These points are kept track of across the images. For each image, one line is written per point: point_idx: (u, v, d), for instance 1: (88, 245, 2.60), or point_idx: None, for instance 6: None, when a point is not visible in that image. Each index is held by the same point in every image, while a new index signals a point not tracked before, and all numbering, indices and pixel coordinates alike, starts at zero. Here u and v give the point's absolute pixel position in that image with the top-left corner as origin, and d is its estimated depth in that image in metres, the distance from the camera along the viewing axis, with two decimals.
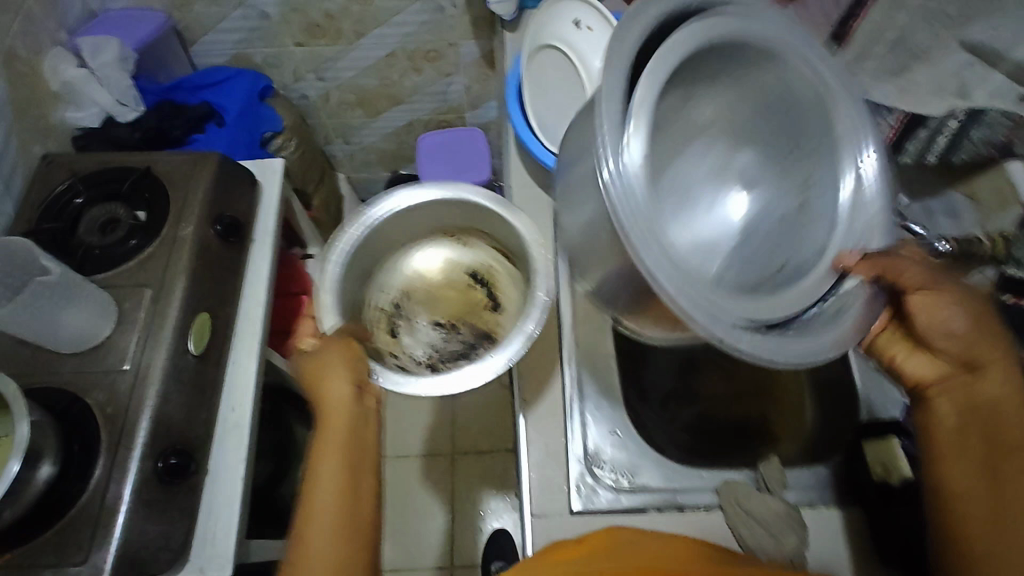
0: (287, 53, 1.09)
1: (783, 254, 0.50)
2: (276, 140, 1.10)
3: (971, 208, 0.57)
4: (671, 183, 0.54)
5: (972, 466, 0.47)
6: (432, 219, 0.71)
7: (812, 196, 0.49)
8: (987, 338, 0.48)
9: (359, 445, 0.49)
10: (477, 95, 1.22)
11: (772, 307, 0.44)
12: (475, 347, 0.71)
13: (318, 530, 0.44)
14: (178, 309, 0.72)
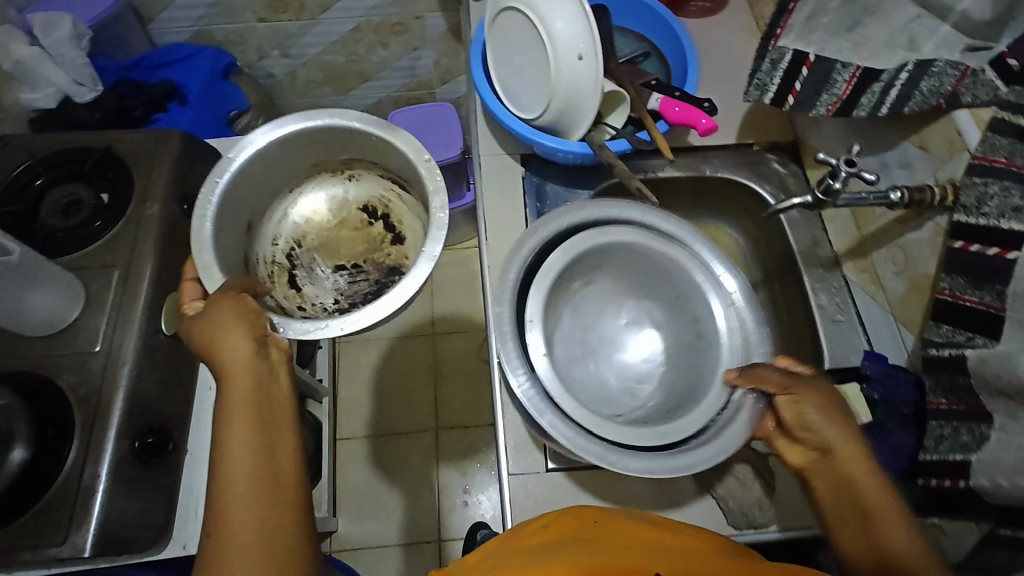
0: (249, 29, 1.06)
1: (692, 374, 0.60)
2: (242, 119, 1.08)
3: (922, 158, 0.58)
4: (592, 342, 0.67)
5: (855, 536, 0.45)
6: (305, 159, 0.69)
7: (702, 327, 0.61)
8: (842, 423, 0.49)
9: (267, 398, 0.48)
10: (446, 69, 1.21)
11: (678, 427, 0.53)
12: (383, 282, 0.73)
13: (237, 494, 0.43)
14: (147, 290, 0.72)
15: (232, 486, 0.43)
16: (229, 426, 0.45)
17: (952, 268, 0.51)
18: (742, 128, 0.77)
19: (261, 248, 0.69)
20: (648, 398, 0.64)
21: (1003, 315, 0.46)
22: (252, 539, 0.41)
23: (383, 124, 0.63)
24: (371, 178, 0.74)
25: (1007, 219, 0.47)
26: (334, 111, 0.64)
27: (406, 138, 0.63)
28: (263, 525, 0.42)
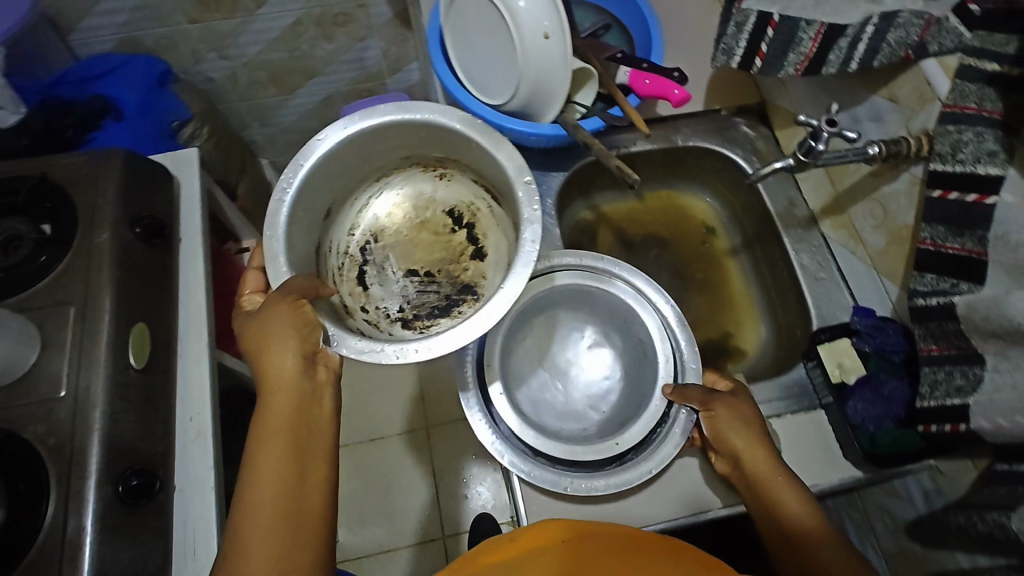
0: (181, 32, 0.99)
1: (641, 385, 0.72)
2: (185, 129, 1.01)
3: (894, 111, 0.58)
4: (552, 365, 0.76)
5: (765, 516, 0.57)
6: (400, 147, 0.68)
7: (645, 345, 0.72)
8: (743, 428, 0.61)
9: (304, 422, 0.51)
10: (396, 58, 1.16)
11: (626, 437, 0.66)
12: (452, 299, 0.70)
13: (257, 518, 0.47)
14: (110, 324, 0.67)
15: (256, 508, 0.47)
16: (259, 452, 0.49)
17: (933, 218, 0.52)
18: (710, 94, 0.76)
19: (335, 236, 0.71)
20: (605, 411, 0.74)
21: (984, 260, 0.47)
22: (266, 563, 0.45)
23: (487, 129, 0.60)
24: (463, 181, 0.73)
25: (983, 164, 0.47)
26: (432, 106, 0.61)
27: (505, 152, 0.59)
28: (276, 553, 0.46)
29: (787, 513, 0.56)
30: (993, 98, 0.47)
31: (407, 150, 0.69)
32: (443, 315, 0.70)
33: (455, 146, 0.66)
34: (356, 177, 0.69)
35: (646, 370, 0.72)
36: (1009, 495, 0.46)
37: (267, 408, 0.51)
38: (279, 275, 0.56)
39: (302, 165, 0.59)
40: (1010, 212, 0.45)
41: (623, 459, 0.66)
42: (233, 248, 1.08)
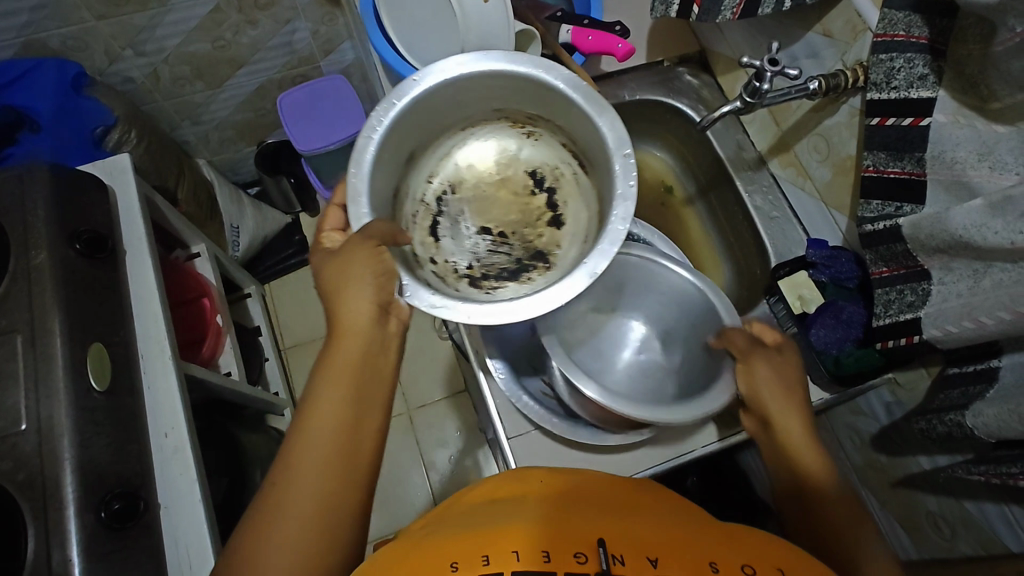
0: (89, 29, 0.92)
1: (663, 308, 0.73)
2: (111, 136, 0.96)
3: (828, 45, 0.59)
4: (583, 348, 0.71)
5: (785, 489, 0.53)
6: (489, 100, 0.67)
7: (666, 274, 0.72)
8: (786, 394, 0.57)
9: (364, 373, 0.52)
10: (326, 38, 1.12)
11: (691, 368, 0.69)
12: (523, 263, 0.69)
13: (312, 456, 0.47)
14: (63, 348, 0.64)
15: (307, 446, 0.47)
16: (323, 389, 0.50)
17: (874, 145, 0.54)
18: (649, 46, 0.77)
19: (415, 183, 0.71)
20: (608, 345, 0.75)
21: (924, 180, 0.51)
22: (317, 501, 0.45)
23: (590, 94, 0.58)
24: (551, 143, 0.71)
25: (916, 88, 0.50)
26: (539, 61, 0.60)
27: (609, 119, 0.58)
28: (325, 495, 0.46)
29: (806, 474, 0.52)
30: (920, 24, 0.49)
31: (500, 102, 0.67)
32: (511, 280, 0.69)
33: (550, 104, 0.63)
34: (445, 122, 0.68)
35: (703, 329, 0.70)
36: (962, 396, 0.50)
37: (335, 352, 0.53)
38: (360, 216, 0.58)
39: (394, 103, 0.59)
40: (944, 131, 0.48)
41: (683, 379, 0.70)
42: (183, 256, 1.04)
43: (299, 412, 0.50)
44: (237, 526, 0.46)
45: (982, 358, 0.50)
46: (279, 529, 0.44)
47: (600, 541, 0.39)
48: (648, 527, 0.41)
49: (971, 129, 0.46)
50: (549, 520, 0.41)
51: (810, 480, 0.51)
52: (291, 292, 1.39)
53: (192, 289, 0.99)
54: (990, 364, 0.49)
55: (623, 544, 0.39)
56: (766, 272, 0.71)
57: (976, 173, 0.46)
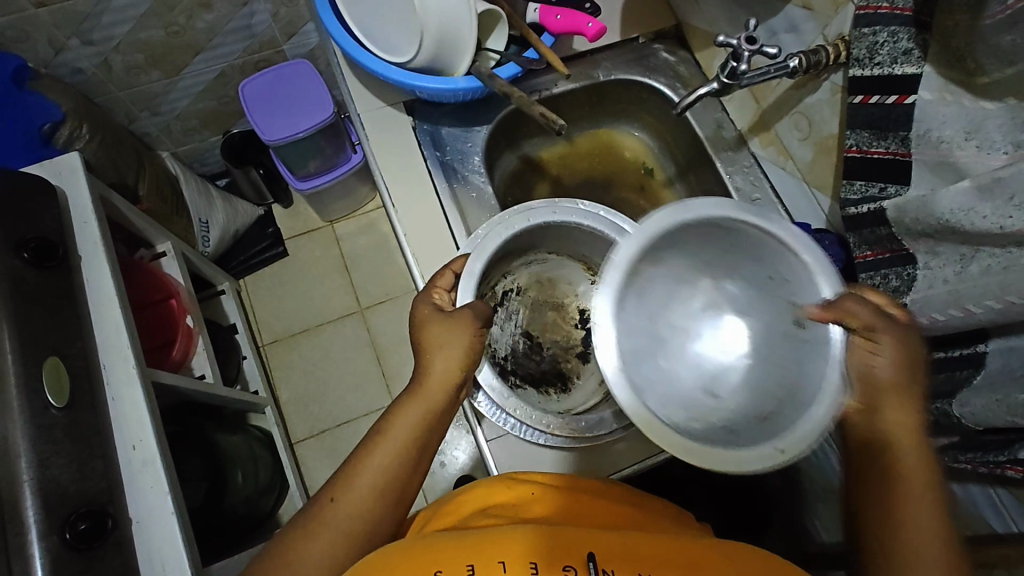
0: (28, 18, 0.86)
1: (770, 279, 0.56)
2: (61, 131, 0.90)
3: (809, 18, 0.56)
4: (644, 332, 0.57)
5: (868, 490, 0.48)
6: (582, 244, 0.77)
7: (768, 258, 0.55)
8: (902, 388, 0.47)
9: (428, 431, 0.53)
10: (287, 20, 1.07)
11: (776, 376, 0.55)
12: (546, 379, 0.78)
13: (372, 474, 0.50)
14: (15, 365, 0.61)
15: (358, 482, 0.50)
16: (400, 419, 0.52)
17: (856, 124, 0.52)
18: (624, 21, 0.73)
19: (495, 274, 0.78)
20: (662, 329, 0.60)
21: (909, 161, 0.48)
22: (360, 513, 0.49)
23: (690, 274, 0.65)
24: None
25: (900, 64, 0.48)
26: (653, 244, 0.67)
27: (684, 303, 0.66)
28: (365, 509, 0.49)
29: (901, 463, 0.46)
30: None
31: (590, 249, 0.78)
32: (530, 385, 0.77)
33: None
34: (545, 241, 0.78)
35: (783, 288, 0.55)
36: (947, 381, 0.49)
37: (407, 403, 0.53)
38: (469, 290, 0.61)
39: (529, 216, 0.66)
40: (929, 109, 0.46)
41: (761, 390, 0.56)
42: (148, 256, 1.00)
43: (377, 427, 0.53)
44: (280, 531, 0.49)
45: (968, 341, 0.48)
46: (324, 519, 0.48)
47: (591, 555, 0.41)
48: (634, 543, 0.43)
49: (957, 106, 0.44)
50: (545, 530, 0.43)
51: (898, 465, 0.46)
52: (268, 286, 1.35)
53: (158, 290, 0.96)
54: (975, 349, 0.47)
55: (615, 560, 0.41)
56: None
57: (963, 152, 0.44)
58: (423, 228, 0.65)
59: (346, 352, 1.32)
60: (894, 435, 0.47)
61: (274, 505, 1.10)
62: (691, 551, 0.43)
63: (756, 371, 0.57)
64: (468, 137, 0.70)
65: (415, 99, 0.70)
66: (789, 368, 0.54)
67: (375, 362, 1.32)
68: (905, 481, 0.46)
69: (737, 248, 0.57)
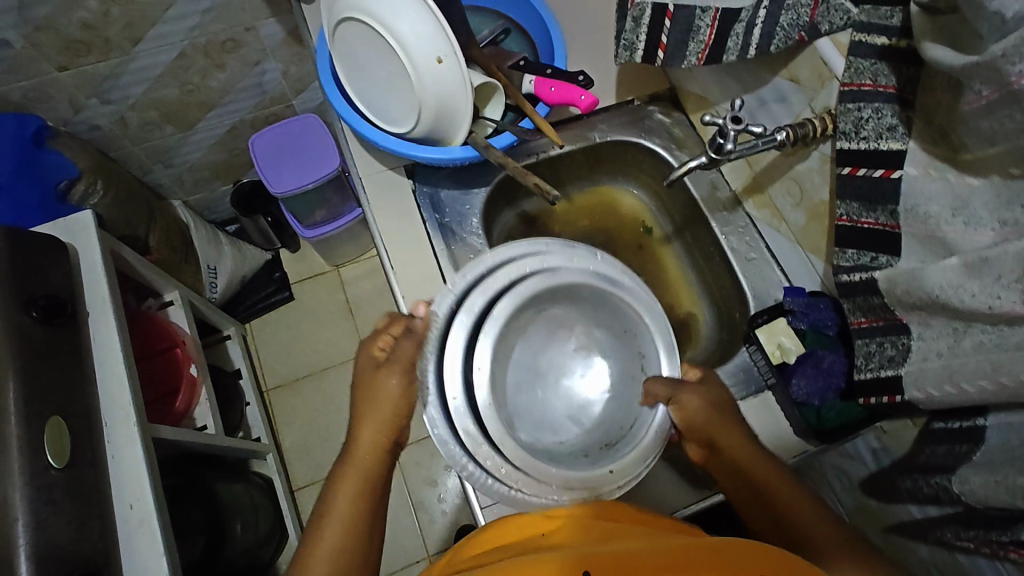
0: (52, 80, 0.91)
1: (626, 330, 0.65)
2: (76, 188, 0.93)
3: (796, 91, 0.58)
4: (528, 369, 0.65)
5: (754, 509, 0.57)
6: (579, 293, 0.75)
7: (626, 317, 0.64)
8: (722, 422, 0.60)
9: (369, 497, 0.59)
10: (297, 78, 1.11)
11: (626, 414, 0.63)
12: None
13: (328, 537, 0.56)
14: (17, 425, 0.61)
15: (315, 562, 0.55)
16: (341, 486, 0.59)
17: (846, 195, 0.52)
18: (619, 84, 0.75)
19: None
20: (550, 369, 0.66)
21: (899, 233, 0.49)
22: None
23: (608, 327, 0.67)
24: None
25: (885, 139, 0.49)
26: (589, 307, 0.66)
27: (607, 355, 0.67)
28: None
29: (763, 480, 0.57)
30: (887, 73, 0.49)
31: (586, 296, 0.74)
32: None
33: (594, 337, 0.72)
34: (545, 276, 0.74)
35: (634, 342, 0.65)
36: (949, 454, 0.49)
37: (344, 479, 0.59)
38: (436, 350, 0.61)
39: (544, 260, 0.63)
40: (915, 184, 0.47)
41: (618, 428, 0.63)
42: (155, 305, 1.02)
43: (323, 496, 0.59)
44: None
45: (968, 414, 0.48)
46: None
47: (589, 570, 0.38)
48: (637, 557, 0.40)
49: (943, 182, 0.45)
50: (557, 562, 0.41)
51: (762, 482, 0.57)
52: (273, 330, 1.36)
53: (165, 339, 0.98)
54: (975, 422, 0.47)
55: None
56: (746, 316, 0.70)
57: (951, 228, 0.44)
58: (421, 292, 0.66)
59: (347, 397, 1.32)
60: (741, 462, 0.58)
61: (274, 553, 1.08)
62: (681, 552, 0.40)
63: (616, 411, 0.64)
64: (467, 199, 0.72)
65: (415, 162, 0.71)
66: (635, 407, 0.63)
67: None
68: (773, 489, 0.56)
69: (600, 302, 0.65)
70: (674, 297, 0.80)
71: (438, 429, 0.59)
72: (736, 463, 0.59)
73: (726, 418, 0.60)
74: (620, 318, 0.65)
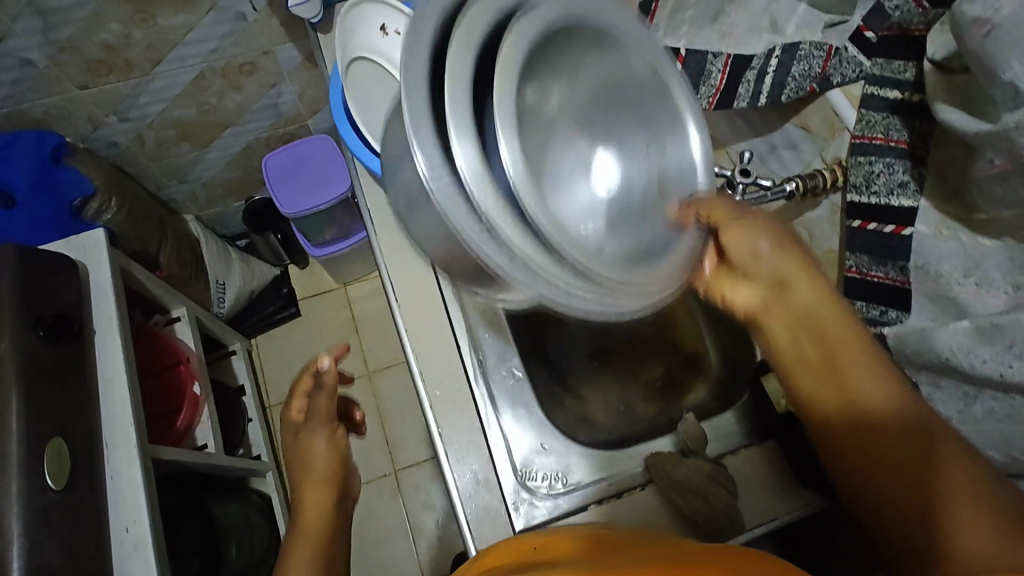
0: (72, 99, 0.92)
1: (657, 150, 0.50)
2: (90, 205, 0.94)
3: (807, 140, 0.59)
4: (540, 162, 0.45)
5: (832, 408, 0.47)
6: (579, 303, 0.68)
7: (663, 142, 0.50)
8: (793, 260, 0.50)
9: (326, 553, 0.58)
10: (312, 100, 1.12)
11: (643, 238, 0.47)
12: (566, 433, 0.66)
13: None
14: (18, 446, 0.61)
15: None
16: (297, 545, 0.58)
17: (856, 247, 0.51)
18: None
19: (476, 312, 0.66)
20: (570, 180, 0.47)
21: (908, 289, 0.49)
22: None
23: (625, 148, 0.50)
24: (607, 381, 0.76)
25: (896, 195, 0.50)
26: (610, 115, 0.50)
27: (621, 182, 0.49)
28: None
29: (859, 394, 0.46)
30: (898, 129, 0.51)
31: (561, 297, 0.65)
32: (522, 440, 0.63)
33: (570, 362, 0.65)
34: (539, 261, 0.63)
35: (664, 167, 0.50)
36: None
37: (300, 539, 0.59)
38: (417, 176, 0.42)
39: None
40: (927, 242, 0.48)
41: (636, 254, 0.46)
42: (163, 320, 1.03)
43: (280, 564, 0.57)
44: None
45: None
46: None
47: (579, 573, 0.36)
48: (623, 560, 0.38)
49: (955, 242, 0.47)
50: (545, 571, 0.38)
51: (851, 395, 0.46)
52: (279, 347, 1.37)
53: (170, 355, 0.98)
54: None
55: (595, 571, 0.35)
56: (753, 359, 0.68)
57: (964, 289, 0.46)
58: (416, 324, 0.64)
59: None
60: (821, 316, 0.48)
61: None
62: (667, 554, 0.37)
63: (630, 211, 0.48)
64: None
65: None
66: (657, 239, 0.48)
67: (380, 429, 1.31)
68: (859, 394, 0.46)
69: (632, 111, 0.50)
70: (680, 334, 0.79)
71: (442, 197, 0.37)
72: (823, 335, 0.48)
73: (799, 256, 0.51)
74: (640, 123, 0.50)
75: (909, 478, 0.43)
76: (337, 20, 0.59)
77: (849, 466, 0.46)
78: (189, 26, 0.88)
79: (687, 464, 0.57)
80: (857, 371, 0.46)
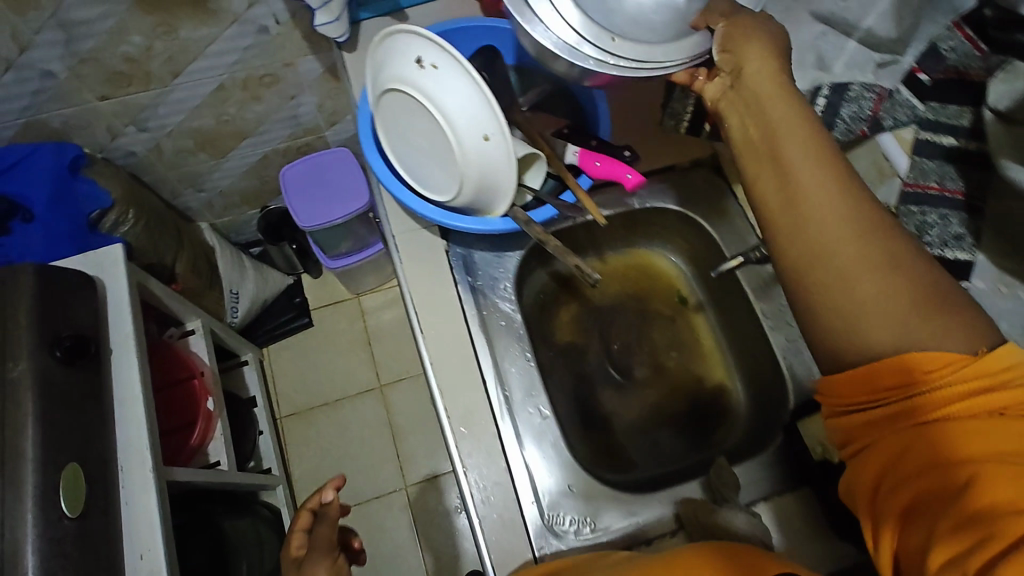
0: (91, 109, 0.91)
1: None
2: (107, 218, 0.93)
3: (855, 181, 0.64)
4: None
5: (778, 208, 0.48)
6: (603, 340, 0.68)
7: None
8: (768, 71, 0.50)
9: None
10: (332, 111, 1.11)
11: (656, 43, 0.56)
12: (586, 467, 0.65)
13: None
14: (33, 474, 0.60)
15: None
16: None
17: None
18: (656, 152, 0.73)
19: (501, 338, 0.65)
20: None
21: None
22: None
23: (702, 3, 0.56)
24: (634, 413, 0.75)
25: (952, 246, 0.55)
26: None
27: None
28: None
29: (804, 198, 0.46)
30: (953, 179, 0.55)
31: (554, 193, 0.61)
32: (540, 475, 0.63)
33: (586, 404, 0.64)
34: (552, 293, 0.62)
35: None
36: None
37: None
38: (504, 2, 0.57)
39: None
40: (984, 296, 0.54)
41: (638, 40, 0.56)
42: (177, 333, 1.02)
43: None
44: None
45: None
46: None
47: None
48: None
49: (1014, 299, 0.53)
50: None
51: (799, 198, 0.46)
52: (290, 357, 1.36)
53: (183, 369, 0.97)
54: None
55: None
56: (785, 400, 0.67)
57: None
58: (445, 357, 0.62)
59: (360, 428, 1.31)
60: (786, 157, 0.47)
61: None
62: None
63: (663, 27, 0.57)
64: (500, 262, 0.70)
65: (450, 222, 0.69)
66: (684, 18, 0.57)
67: (391, 443, 1.30)
68: (802, 193, 0.46)
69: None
70: (705, 366, 0.77)
71: None
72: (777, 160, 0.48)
73: (777, 77, 0.50)
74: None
75: (864, 304, 0.43)
76: (369, 48, 0.56)
77: (787, 262, 0.47)
78: (211, 38, 0.86)
79: (723, 517, 0.55)
80: (801, 176, 0.47)
